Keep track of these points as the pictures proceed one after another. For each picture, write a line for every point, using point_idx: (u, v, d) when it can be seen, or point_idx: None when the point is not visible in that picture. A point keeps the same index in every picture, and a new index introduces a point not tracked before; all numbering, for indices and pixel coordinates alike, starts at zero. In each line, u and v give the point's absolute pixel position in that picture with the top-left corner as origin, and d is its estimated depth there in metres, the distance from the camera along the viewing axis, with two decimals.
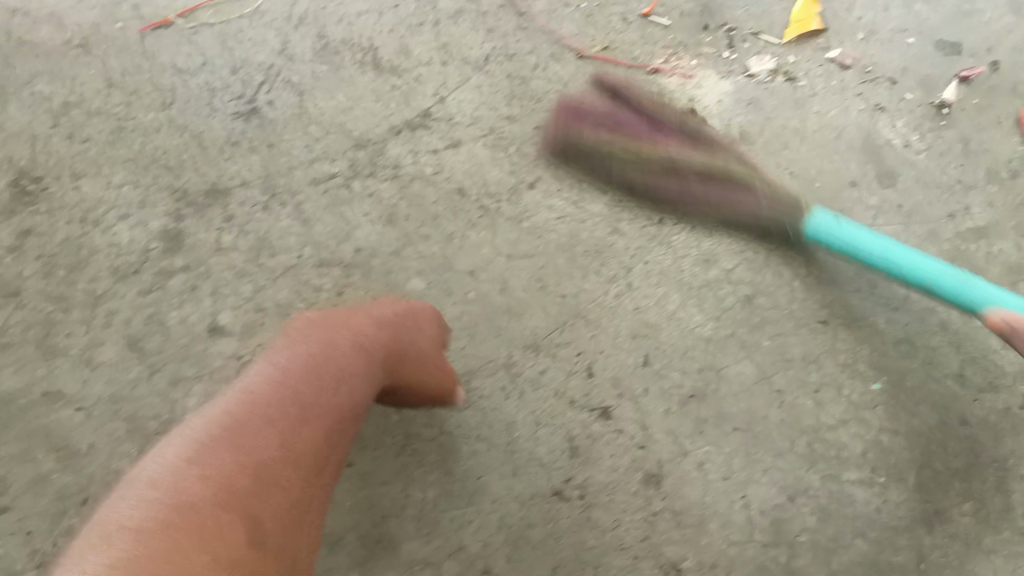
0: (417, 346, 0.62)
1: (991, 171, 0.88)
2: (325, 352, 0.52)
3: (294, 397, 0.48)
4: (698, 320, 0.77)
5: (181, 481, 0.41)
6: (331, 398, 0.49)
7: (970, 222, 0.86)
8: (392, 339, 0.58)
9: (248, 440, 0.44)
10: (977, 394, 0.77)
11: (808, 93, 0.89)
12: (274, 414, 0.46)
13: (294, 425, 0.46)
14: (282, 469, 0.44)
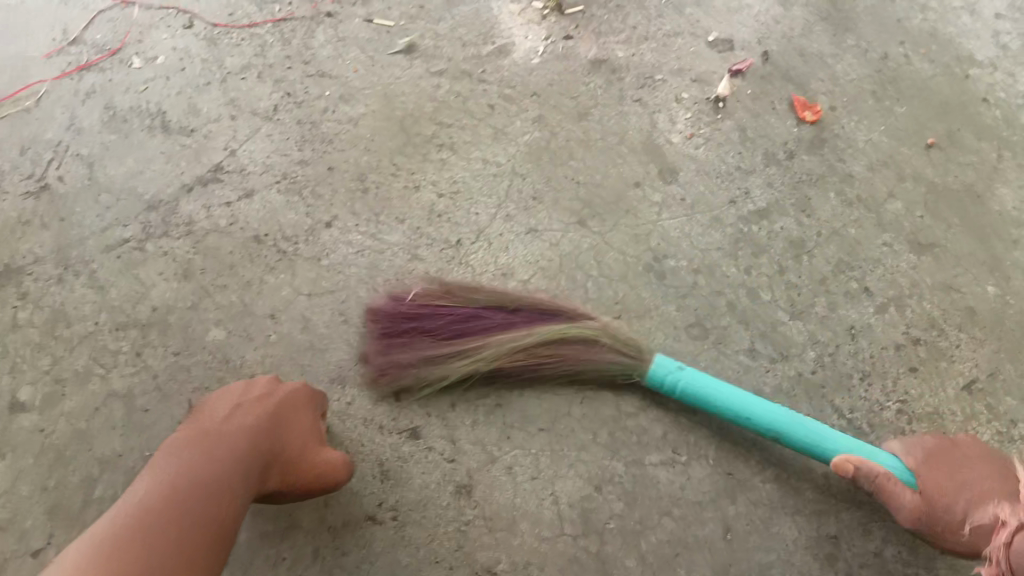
0: (297, 426, 0.67)
1: (769, 155, 0.94)
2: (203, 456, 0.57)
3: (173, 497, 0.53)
4: (498, 331, 0.81)
5: None
6: (206, 495, 0.55)
7: (750, 206, 0.91)
8: (264, 428, 0.63)
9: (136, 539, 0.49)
10: (770, 364, 0.83)
11: (589, 106, 0.95)
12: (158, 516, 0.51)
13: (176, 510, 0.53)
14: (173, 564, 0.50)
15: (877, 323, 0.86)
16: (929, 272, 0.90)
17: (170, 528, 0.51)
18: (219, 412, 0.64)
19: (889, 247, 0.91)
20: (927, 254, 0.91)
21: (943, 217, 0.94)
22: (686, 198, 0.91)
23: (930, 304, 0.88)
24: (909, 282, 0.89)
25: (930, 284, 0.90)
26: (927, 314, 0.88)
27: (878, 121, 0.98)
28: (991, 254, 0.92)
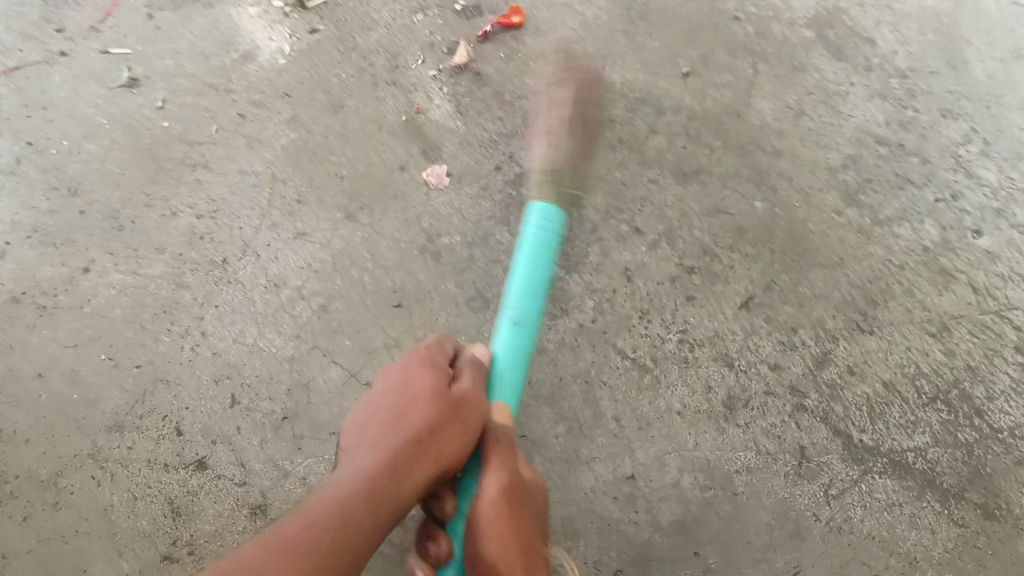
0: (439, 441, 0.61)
1: (530, 113, 0.95)
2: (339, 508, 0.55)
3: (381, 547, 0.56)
4: (276, 344, 0.82)
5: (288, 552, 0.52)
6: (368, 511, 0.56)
7: (517, 167, 0.92)
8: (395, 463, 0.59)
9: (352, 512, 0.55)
10: (551, 322, 0.86)
11: (342, 96, 0.94)
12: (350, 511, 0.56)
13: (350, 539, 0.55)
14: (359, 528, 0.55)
15: (652, 262, 0.89)
16: (697, 199, 0.93)
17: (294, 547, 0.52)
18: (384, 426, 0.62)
19: (655, 183, 0.94)
20: (694, 181, 0.94)
21: (705, 142, 0.96)
22: (452, 171, 0.92)
23: (701, 232, 0.92)
24: (678, 213, 0.92)
25: (698, 212, 0.93)
26: (700, 242, 0.91)
27: (629, 54, 1.00)
28: (754, 170, 0.96)
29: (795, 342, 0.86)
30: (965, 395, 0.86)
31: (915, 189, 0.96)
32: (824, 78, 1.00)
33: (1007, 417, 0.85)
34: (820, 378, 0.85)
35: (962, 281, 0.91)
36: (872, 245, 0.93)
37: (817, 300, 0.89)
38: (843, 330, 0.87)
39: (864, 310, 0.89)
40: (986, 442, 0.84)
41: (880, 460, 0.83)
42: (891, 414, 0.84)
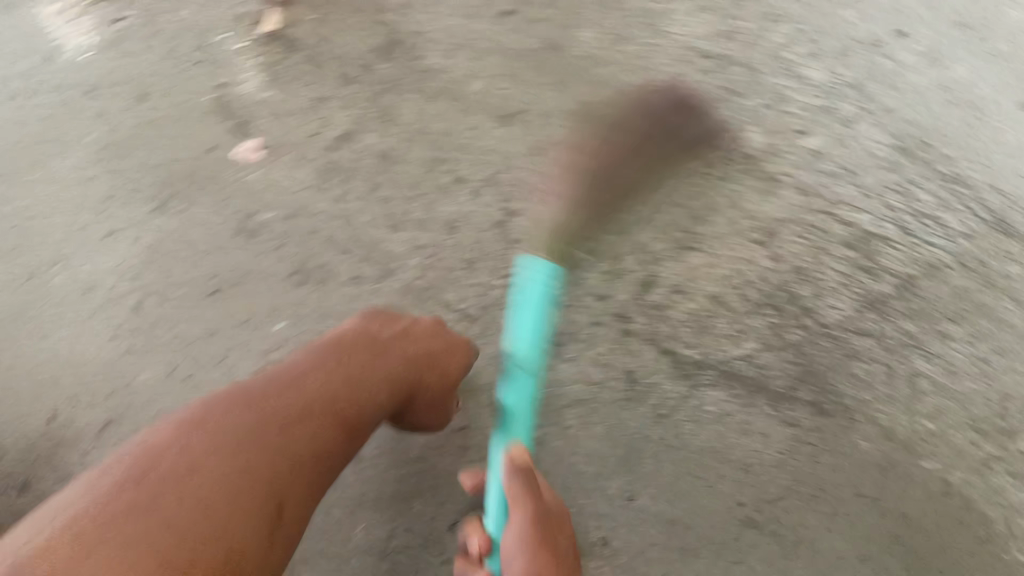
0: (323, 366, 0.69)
1: (344, 76, 0.94)
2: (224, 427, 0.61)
3: (264, 463, 0.60)
4: (94, 346, 0.87)
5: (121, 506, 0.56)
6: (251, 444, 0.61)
7: (332, 132, 0.92)
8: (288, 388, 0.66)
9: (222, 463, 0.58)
10: (374, 285, 0.87)
11: (148, 81, 0.94)
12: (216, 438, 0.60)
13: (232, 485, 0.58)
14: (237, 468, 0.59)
15: (474, 211, 0.90)
16: (519, 140, 0.93)
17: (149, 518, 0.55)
18: (217, 407, 0.62)
19: (478, 129, 0.93)
20: (516, 121, 0.94)
21: (516, 78, 0.95)
22: (268, 145, 0.92)
23: (526, 170, 0.91)
24: (500, 158, 0.92)
25: (520, 154, 0.92)
26: (524, 181, 0.91)
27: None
28: (572, 102, 0.95)
29: (620, 269, 0.89)
30: (794, 297, 0.88)
31: (738, 99, 0.94)
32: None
33: (837, 313, 0.87)
34: (646, 300, 0.88)
35: (787, 184, 0.91)
36: (693, 163, 0.92)
37: (641, 225, 0.90)
38: (668, 251, 0.89)
39: (686, 228, 0.90)
40: (814, 340, 0.86)
41: (708, 372, 0.86)
42: (717, 327, 0.87)
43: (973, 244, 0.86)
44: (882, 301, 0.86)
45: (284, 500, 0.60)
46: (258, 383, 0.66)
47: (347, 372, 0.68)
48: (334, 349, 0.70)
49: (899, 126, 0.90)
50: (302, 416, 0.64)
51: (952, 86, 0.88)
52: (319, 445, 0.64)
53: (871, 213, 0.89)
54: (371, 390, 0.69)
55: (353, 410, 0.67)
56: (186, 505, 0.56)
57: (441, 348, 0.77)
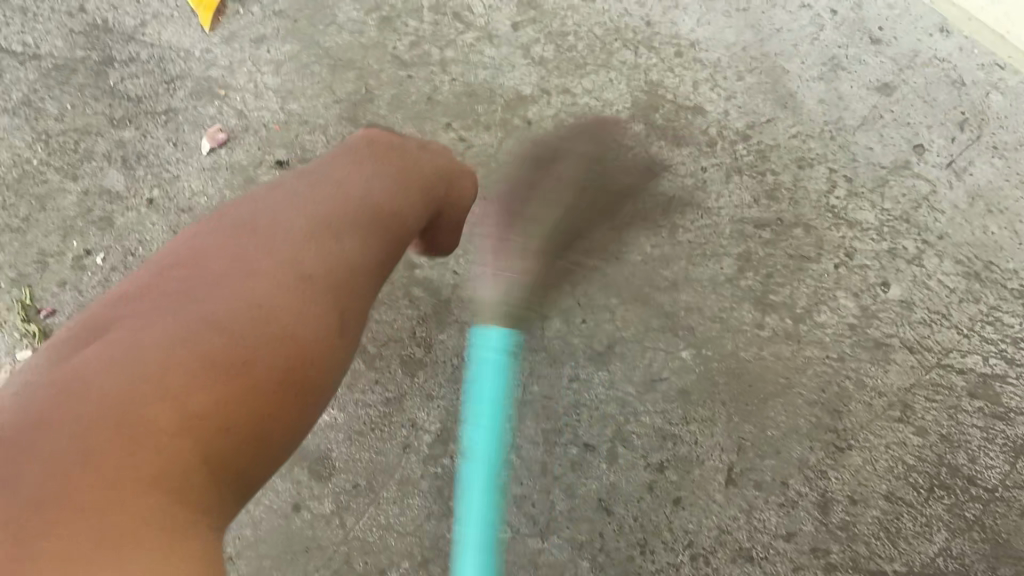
0: (337, 188, 0.66)
1: (407, 360, 0.85)
2: (249, 256, 0.58)
3: (250, 321, 0.54)
4: None
5: (223, 304, 0.54)
6: (298, 274, 0.58)
7: (426, 435, 0.83)
8: (312, 240, 0.60)
9: (252, 300, 0.55)
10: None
11: None
12: (258, 256, 0.58)
13: (297, 286, 0.57)
14: (259, 326, 0.54)
15: (619, 479, 0.83)
16: (626, 378, 0.86)
17: (205, 351, 0.51)
18: (276, 203, 0.64)
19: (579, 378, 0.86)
20: (613, 359, 0.87)
21: (603, 304, 0.88)
22: (358, 480, 0.82)
23: (650, 416, 0.85)
24: (618, 406, 0.85)
25: (634, 394, 0.86)
26: (654, 427, 0.85)
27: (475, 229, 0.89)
28: (662, 316, 0.88)
29: (795, 498, 0.85)
30: (954, 469, 0.87)
31: (814, 265, 0.92)
32: (677, 175, 0.93)
33: (995, 472, 0.87)
34: (833, 524, 0.85)
35: (896, 347, 0.90)
36: (807, 349, 0.89)
37: (791, 438, 0.86)
38: (826, 460, 0.86)
39: (833, 426, 0.87)
40: (989, 507, 0.86)
41: None
42: (905, 525, 0.85)
43: None
44: None
45: (251, 367, 0.52)
46: (283, 214, 0.62)
47: (329, 236, 0.61)
48: (364, 171, 0.70)
49: (961, 251, 0.93)
50: (309, 273, 0.58)
51: (983, 195, 0.95)
52: (314, 300, 0.57)
53: (979, 353, 0.90)
54: (365, 238, 0.64)
55: (339, 268, 0.60)
56: (133, 368, 0.49)
57: (396, 190, 0.70)
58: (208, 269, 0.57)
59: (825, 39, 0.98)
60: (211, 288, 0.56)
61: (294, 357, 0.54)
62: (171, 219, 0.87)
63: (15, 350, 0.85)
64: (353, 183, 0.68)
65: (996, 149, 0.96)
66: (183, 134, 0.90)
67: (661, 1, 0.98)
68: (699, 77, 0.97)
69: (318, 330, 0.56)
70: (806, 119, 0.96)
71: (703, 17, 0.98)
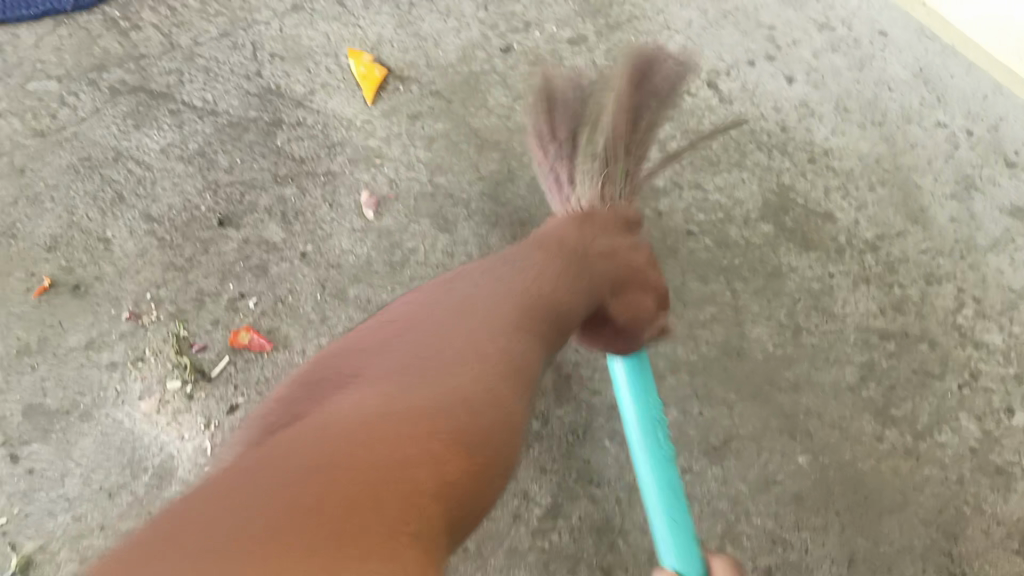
0: (510, 281, 0.69)
1: (523, 431, 0.86)
2: (427, 344, 0.60)
3: (428, 407, 0.53)
4: None
5: (407, 386, 0.55)
6: (473, 363, 0.59)
7: (536, 510, 0.83)
8: (484, 331, 0.63)
9: (439, 384, 0.56)
10: None
11: None
12: (438, 347, 0.60)
13: (477, 372, 0.58)
14: (453, 404, 0.54)
15: None
16: (739, 475, 0.85)
17: (407, 423, 0.50)
18: (444, 297, 0.67)
19: (691, 472, 0.85)
20: (727, 456, 0.86)
21: (720, 398, 0.88)
22: (467, 544, 0.82)
23: (761, 517, 0.84)
24: (729, 503, 0.84)
25: (747, 493, 0.85)
26: (765, 529, 0.84)
27: None
28: (781, 417, 0.88)
29: None
30: None
31: (937, 381, 0.90)
32: (804, 278, 0.94)
33: None
34: None
35: (1019, 476, 0.88)
36: (925, 466, 0.87)
37: (904, 557, 0.84)
38: None
39: (949, 550, 0.85)
40: None
41: None
42: None
43: None
44: None
45: (450, 442, 0.51)
46: (454, 307, 0.65)
47: (502, 330, 0.64)
48: (528, 263, 0.72)
49: None
50: (477, 368, 0.58)
51: None
52: (482, 386, 0.57)
53: None
54: (524, 327, 0.66)
55: (502, 362, 0.61)
56: (347, 432, 0.47)
57: (559, 281, 0.72)
58: (386, 358, 0.59)
59: (961, 157, 0.99)
60: (395, 372, 0.56)
61: (483, 444, 0.53)
62: (319, 272, 0.93)
63: (166, 379, 0.89)
64: (519, 275, 0.71)
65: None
66: (337, 195, 0.96)
67: (798, 109, 1.01)
68: (831, 185, 0.98)
69: (502, 410, 0.57)
70: (937, 235, 0.96)
71: (839, 127, 1.00)
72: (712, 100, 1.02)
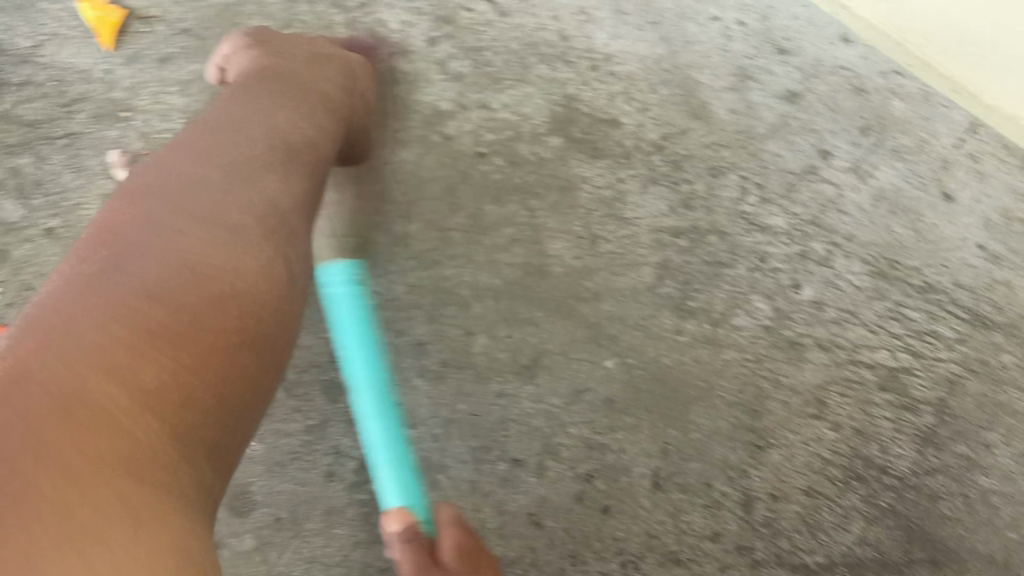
0: (224, 180, 0.61)
1: (328, 386, 0.84)
2: (149, 280, 0.52)
3: (180, 284, 0.53)
4: None
5: (127, 317, 0.50)
6: (197, 270, 0.54)
7: (351, 462, 0.82)
8: (217, 248, 0.56)
9: (166, 317, 0.51)
10: None
11: None
12: (158, 282, 0.52)
13: (211, 304, 0.53)
14: (186, 341, 0.51)
15: (547, 491, 0.84)
16: (551, 390, 0.87)
17: (137, 356, 0.48)
18: (155, 212, 0.57)
19: (505, 394, 0.86)
20: (538, 373, 0.87)
21: (526, 318, 0.88)
22: (281, 512, 0.81)
23: (576, 426, 0.86)
24: (544, 418, 0.85)
25: (562, 406, 0.86)
26: (582, 438, 0.85)
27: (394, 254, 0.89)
28: (585, 327, 0.89)
29: (718, 498, 0.86)
30: (867, 459, 0.91)
31: (729, 269, 0.94)
32: (595, 187, 0.95)
33: (904, 459, 0.91)
34: (755, 521, 0.86)
35: (810, 345, 0.93)
36: (726, 352, 0.91)
37: (712, 439, 0.88)
38: (747, 458, 0.88)
39: (753, 426, 0.89)
40: (902, 494, 0.90)
41: (841, 570, 0.87)
42: (824, 518, 0.88)
43: (968, 348, 0.95)
44: (933, 434, 0.92)
45: (191, 379, 0.50)
46: (172, 216, 0.57)
47: (232, 240, 0.57)
48: (255, 120, 0.68)
49: (868, 251, 0.97)
50: (231, 230, 0.58)
51: (885, 196, 0.99)
52: (255, 274, 0.57)
53: (888, 348, 0.94)
54: (253, 224, 0.59)
55: (266, 215, 0.61)
56: (77, 387, 0.46)
57: (287, 123, 0.69)
58: (102, 294, 0.51)
59: (736, 51, 1.01)
60: (119, 314, 0.50)
61: (223, 376, 0.52)
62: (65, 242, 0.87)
63: None
64: (233, 150, 0.64)
65: (898, 154, 1.00)
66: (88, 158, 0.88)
67: (575, 17, 1.00)
68: (615, 90, 0.98)
69: (242, 340, 0.54)
70: (718, 128, 0.99)
71: (616, 31, 1.00)
72: (489, 14, 0.98)
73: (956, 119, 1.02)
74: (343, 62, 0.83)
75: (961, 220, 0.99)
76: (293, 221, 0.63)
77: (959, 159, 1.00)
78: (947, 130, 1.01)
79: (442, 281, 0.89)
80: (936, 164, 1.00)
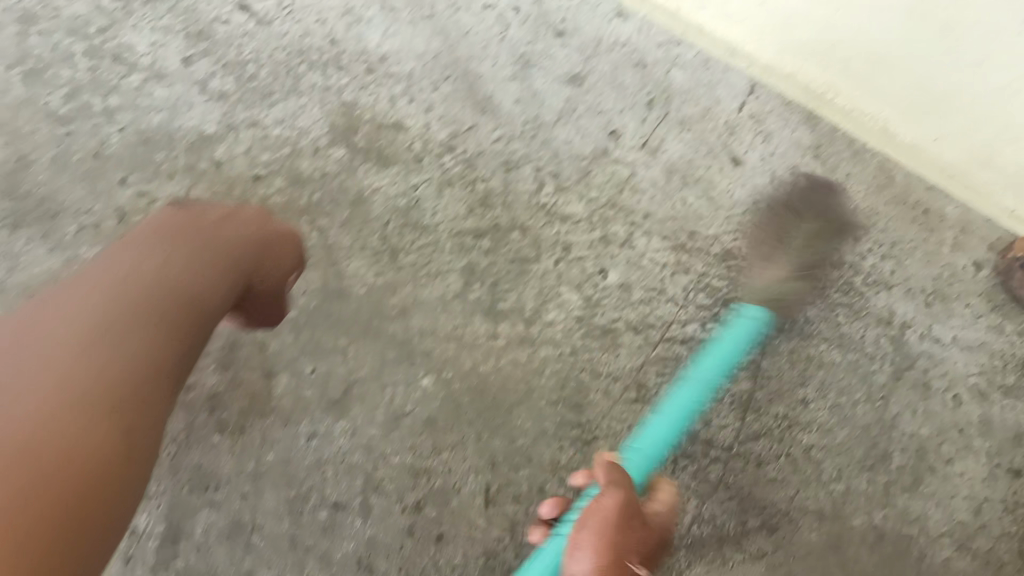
0: (101, 363, 0.55)
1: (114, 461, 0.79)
2: None
3: (28, 474, 0.49)
4: None
5: None
6: (28, 493, 0.49)
7: (152, 540, 0.78)
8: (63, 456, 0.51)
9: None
10: None
11: None
12: None
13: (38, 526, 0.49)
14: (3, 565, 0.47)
15: (374, 529, 0.81)
16: (368, 422, 0.83)
17: None
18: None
19: (315, 435, 0.82)
20: (350, 406, 0.83)
21: (330, 349, 0.85)
22: None
23: (398, 455, 0.83)
24: (362, 453, 0.82)
25: (379, 437, 0.83)
26: (404, 466, 0.83)
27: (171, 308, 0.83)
28: (396, 348, 0.86)
29: (552, 502, 0.85)
30: (692, 434, 0.93)
31: (535, 264, 0.93)
32: (388, 196, 0.91)
33: (728, 429, 0.94)
34: None
35: (622, 330, 0.93)
36: (541, 349, 0.90)
37: (539, 442, 0.86)
38: (576, 456, 0.87)
39: (576, 421, 0.88)
40: (729, 465, 0.94)
41: (677, 554, 0.91)
42: None
43: None
44: (751, 399, 0.96)
45: None
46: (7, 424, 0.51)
47: (84, 442, 0.52)
48: (137, 291, 0.61)
49: (665, 226, 0.97)
50: (75, 396, 0.53)
51: (680, 167, 1.00)
52: (103, 445, 0.53)
53: (696, 320, 0.94)
54: (103, 441, 0.53)
55: (125, 383, 0.56)
56: None
57: (189, 293, 0.63)
58: None
59: (512, 37, 0.99)
60: None
61: None
62: None
63: None
64: (116, 331, 0.57)
65: (684, 123, 1.01)
66: None
67: (343, 17, 0.95)
68: (395, 92, 0.94)
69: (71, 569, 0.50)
70: (506, 120, 0.96)
71: (388, 28, 0.96)
72: (247, 24, 0.93)
73: (736, 82, 1.04)
74: (259, 218, 0.75)
75: (751, 181, 1.01)
76: (154, 395, 0.57)
77: (743, 122, 1.03)
78: (729, 94, 1.03)
79: (233, 323, 0.84)
80: (724, 129, 1.02)
